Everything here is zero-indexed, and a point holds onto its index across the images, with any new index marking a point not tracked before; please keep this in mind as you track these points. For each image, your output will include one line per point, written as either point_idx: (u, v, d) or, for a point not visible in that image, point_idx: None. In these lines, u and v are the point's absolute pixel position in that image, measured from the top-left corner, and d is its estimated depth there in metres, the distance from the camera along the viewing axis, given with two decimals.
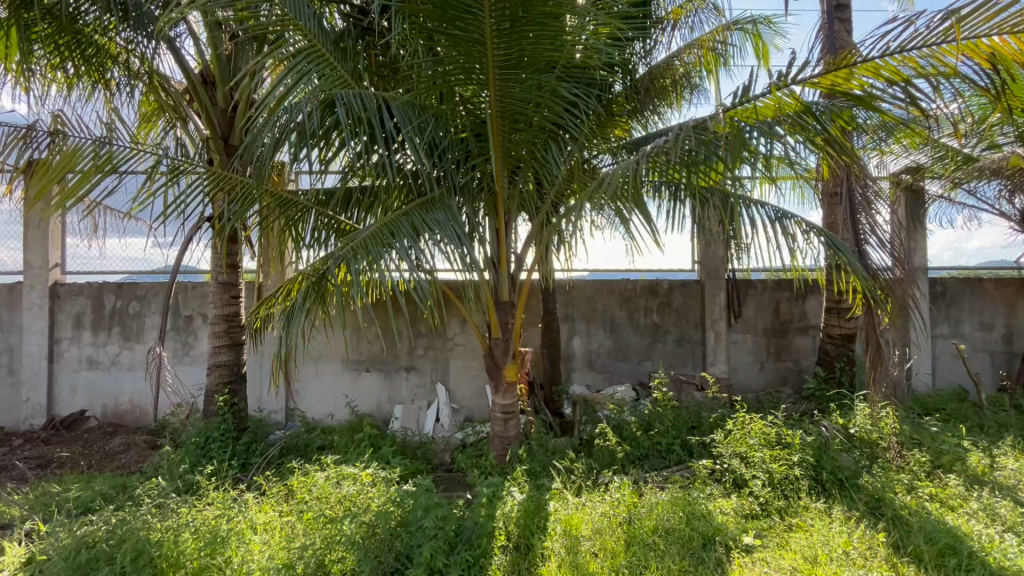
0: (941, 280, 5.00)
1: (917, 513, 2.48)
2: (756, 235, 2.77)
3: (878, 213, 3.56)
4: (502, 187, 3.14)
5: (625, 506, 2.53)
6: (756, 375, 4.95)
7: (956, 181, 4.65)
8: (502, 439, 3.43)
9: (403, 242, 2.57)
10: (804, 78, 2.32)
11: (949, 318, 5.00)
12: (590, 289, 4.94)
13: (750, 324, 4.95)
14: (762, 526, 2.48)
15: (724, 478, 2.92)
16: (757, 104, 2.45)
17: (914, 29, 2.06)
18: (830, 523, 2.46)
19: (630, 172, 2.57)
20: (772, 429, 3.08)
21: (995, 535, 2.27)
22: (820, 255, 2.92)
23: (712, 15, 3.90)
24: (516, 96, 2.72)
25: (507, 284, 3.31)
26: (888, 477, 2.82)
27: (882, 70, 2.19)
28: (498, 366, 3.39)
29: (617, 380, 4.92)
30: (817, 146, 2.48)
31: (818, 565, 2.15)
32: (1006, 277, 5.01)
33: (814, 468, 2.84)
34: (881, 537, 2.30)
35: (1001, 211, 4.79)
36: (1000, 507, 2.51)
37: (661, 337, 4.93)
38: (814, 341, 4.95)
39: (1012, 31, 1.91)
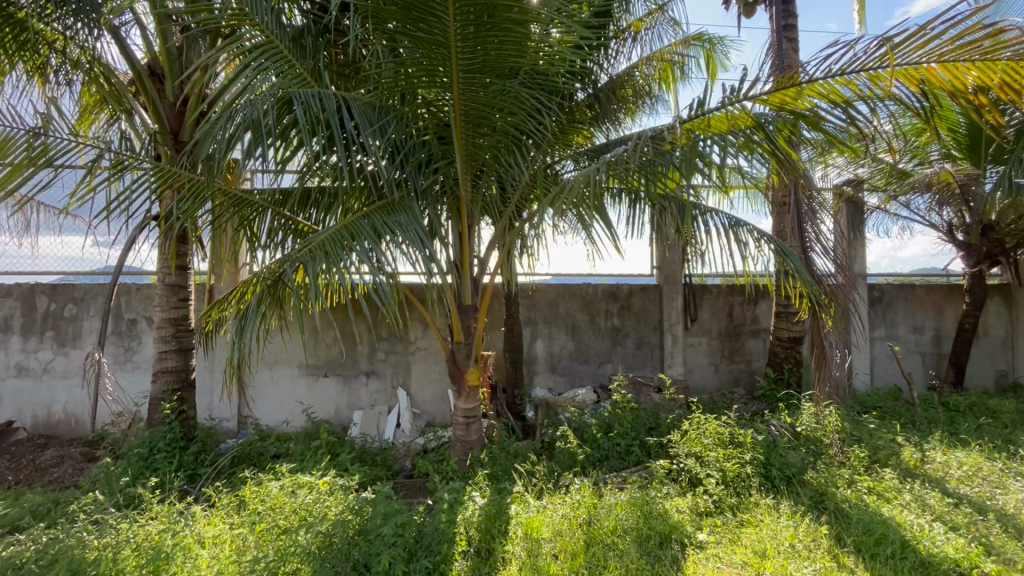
0: (880, 286, 5.34)
1: (857, 505, 2.63)
2: (711, 242, 2.91)
3: (822, 222, 3.76)
4: (465, 191, 3.14)
5: (585, 507, 2.57)
6: (712, 376, 5.12)
7: (891, 194, 4.99)
8: (465, 444, 3.42)
9: (364, 246, 2.53)
10: (755, 94, 2.45)
11: (886, 322, 5.34)
12: (553, 293, 5.00)
13: (706, 328, 5.13)
14: (715, 522, 2.56)
15: (680, 478, 3.01)
16: (711, 116, 2.58)
17: (854, 53, 2.19)
18: (778, 518, 2.57)
19: (591, 180, 2.63)
20: (725, 429, 3.21)
21: (926, 523, 2.42)
22: (769, 262, 3.08)
23: (670, 29, 4.02)
24: (480, 100, 2.73)
25: (469, 288, 3.31)
26: (832, 472, 2.97)
27: (825, 89, 2.34)
28: (461, 371, 3.37)
29: (578, 382, 4.99)
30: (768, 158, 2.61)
31: (767, 558, 2.23)
32: (935, 283, 5.41)
33: (764, 465, 2.98)
34: (825, 530, 2.42)
35: (931, 223, 5.16)
36: (930, 498, 2.68)
37: (621, 340, 5.04)
38: (765, 343, 5.17)
39: (941, 59, 2.07)
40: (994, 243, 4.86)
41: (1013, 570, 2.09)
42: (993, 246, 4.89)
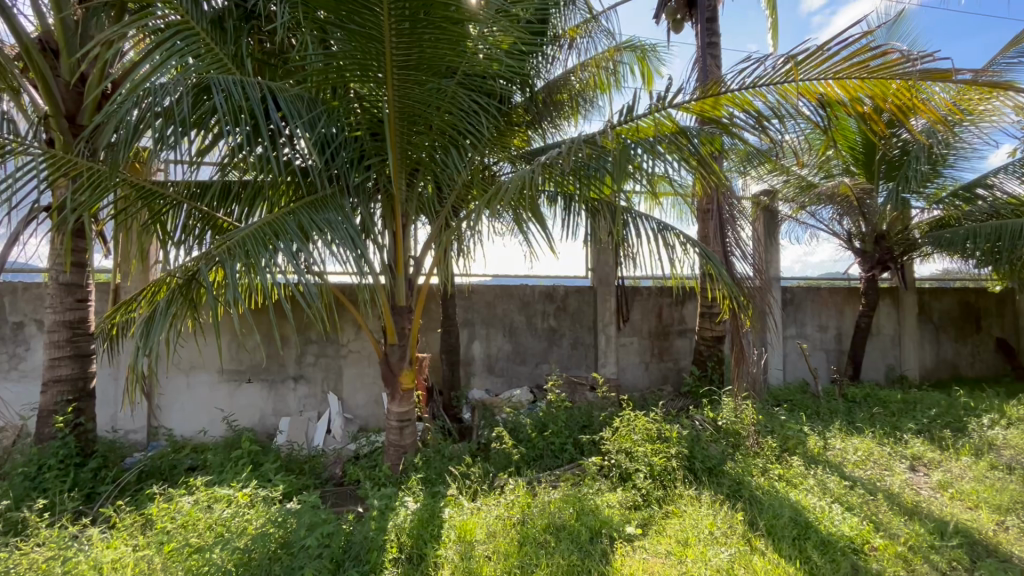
0: (792, 289, 5.81)
1: (769, 492, 2.83)
2: (641, 246, 3.05)
3: (741, 228, 4.03)
4: (400, 190, 3.08)
5: (519, 508, 2.60)
6: (642, 375, 5.33)
7: (802, 204, 5.43)
8: (398, 449, 3.33)
9: (289, 244, 2.40)
10: (679, 103, 2.59)
11: (796, 321, 5.81)
12: (490, 294, 5.00)
13: (637, 328, 5.33)
14: (643, 515, 2.66)
15: (611, 473, 3.11)
16: (639, 123, 2.70)
17: (764, 68, 2.37)
18: (700, 508, 2.71)
19: (526, 181, 2.68)
20: (654, 425, 3.36)
21: (826, 505, 2.64)
22: (694, 265, 3.27)
23: (604, 38, 4.16)
24: (415, 97, 2.67)
25: (404, 288, 3.24)
26: (748, 463, 3.18)
27: (740, 102, 2.51)
28: (395, 374, 3.29)
29: (515, 383, 5.02)
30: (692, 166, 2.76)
31: (688, 547, 2.34)
32: (838, 286, 5.98)
33: (688, 459, 3.14)
34: (740, 516, 2.57)
35: (834, 232, 5.67)
36: (830, 482, 2.93)
37: (557, 340, 5.14)
38: (691, 342, 5.46)
39: (835, 77, 2.28)
40: (884, 250, 5.39)
41: (897, 543, 2.32)
42: (884, 253, 5.38)
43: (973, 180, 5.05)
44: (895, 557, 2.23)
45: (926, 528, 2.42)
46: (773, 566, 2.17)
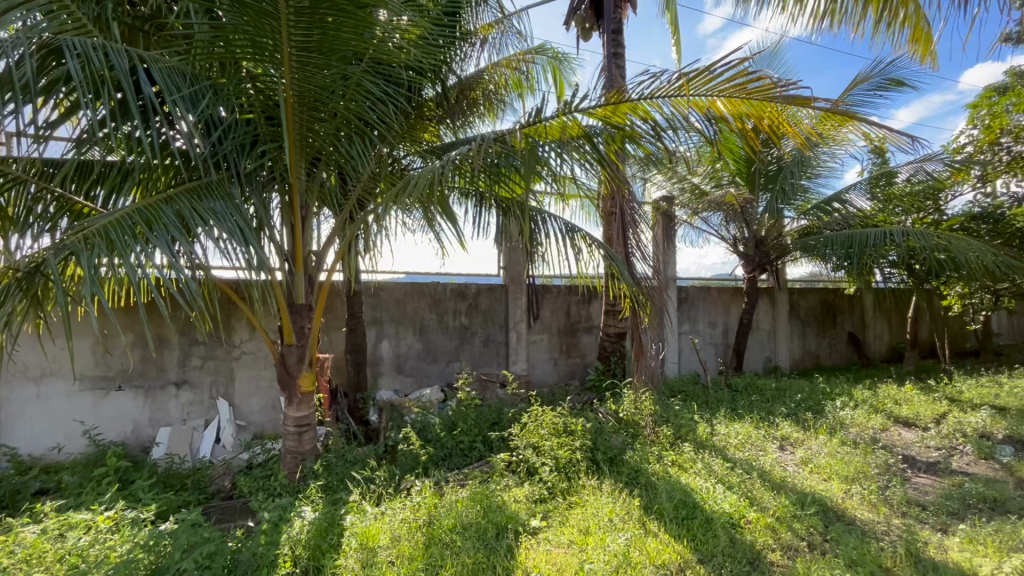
0: (686, 288, 6.29)
1: (663, 477, 3.03)
2: (551, 245, 3.20)
3: (641, 231, 4.28)
4: (298, 179, 2.89)
5: (425, 509, 2.55)
6: (551, 370, 5.49)
7: (695, 211, 5.90)
8: (296, 456, 3.13)
9: (166, 235, 2.15)
10: (584, 108, 2.69)
11: (690, 318, 6.30)
12: (400, 292, 4.87)
13: (547, 325, 5.46)
14: (548, 508, 2.73)
15: (519, 469, 3.17)
16: (547, 125, 2.77)
17: (659, 82, 2.56)
18: (601, 496, 2.82)
19: (435, 177, 2.65)
20: (560, 419, 3.49)
21: (711, 487, 2.88)
22: (600, 265, 3.42)
23: (516, 39, 4.20)
24: (316, 82, 2.52)
25: (303, 285, 3.04)
26: (645, 451, 3.39)
27: (640, 111, 2.66)
28: (292, 376, 3.08)
29: (425, 382, 4.95)
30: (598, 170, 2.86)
31: (589, 534, 2.43)
32: (725, 285, 6.58)
33: (591, 450, 3.29)
34: (637, 502, 2.72)
35: (723, 237, 6.21)
36: (715, 464, 3.21)
37: (469, 338, 5.13)
38: (596, 339, 5.71)
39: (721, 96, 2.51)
40: (763, 254, 5.96)
41: (767, 515, 2.59)
42: (762, 257, 6.02)
43: (830, 196, 5.84)
44: (766, 528, 2.48)
45: (791, 500, 2.73)
46: (664, 546, 2.31)
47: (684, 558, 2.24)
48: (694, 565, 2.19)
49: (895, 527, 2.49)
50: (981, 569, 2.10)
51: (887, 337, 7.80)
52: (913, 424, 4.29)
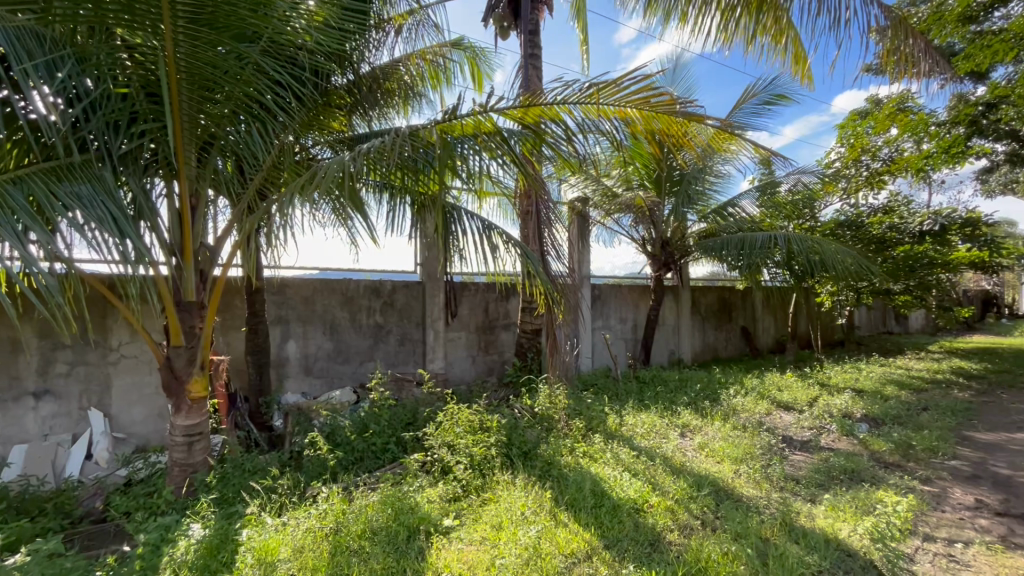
0: (600, 286, 6.56)
1: (574, 468, 3.14)
2: (467, 242, 3.22)
3: (558, 231, 4.29)
4: (186, 165, 2.62)
5: (333, 516, 2.43)
6: (469, 368, 5.47)
7: (608, 212, 6.18)
8: (185, 468, 2.85)
9: (13, 222, 1.85)
10: (501, 108, 2.71)
11: (602, 315, 6.58)
12: (308, 288, 4.61)
13: (464, 322, 5.43)
14: (461, 506, 2.72)
15: (433, 468, 3.14)
16: (461, 122, 2.75)
17: (572, 91, 2.67)
18: (514, 491, 2.85)
19: (346, 170, 2.55)
20: (476, 416, 3.51)
21: (619, 475, 3.03)
22: (517, 263, 3.46)
23: (433, 31, 4.14)
24: (205, 60, 2.29)
25: (193, 281, 2.77)
26: (558, 444, 3.49)
27: (554, 114, 2.74)
28: (180, 381, 2.78)
29: (336, 384, 4.72)
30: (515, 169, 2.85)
31: (501, 530, 2.44)
32: (635, 283, 6.97)
33: (505, 445, 3.34)
34: (548, 494, 2.78)
35: (633, 238, 6.57)
36: (622, 453, 3.39)
37: (383, 337, 4.97)
38: (514, 336, 5.78)
39: (625, 109, 2.66)
40: (668, 254, 6.39)
41: (667, 498, 2.77)
42: (668, 256, 6.43)
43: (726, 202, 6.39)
44: (666, 510, 2.65)
45: (688, 483, 2.94)
46: (573, 535, 2.39)
47: (591, 545, 2.32)
48: (600, 552, 2.28)
49: (774, 501, 2.77)
50: (841, 532, 2.39)
51: (773, 331, 8.69)
52: (792, 407, 4.81)
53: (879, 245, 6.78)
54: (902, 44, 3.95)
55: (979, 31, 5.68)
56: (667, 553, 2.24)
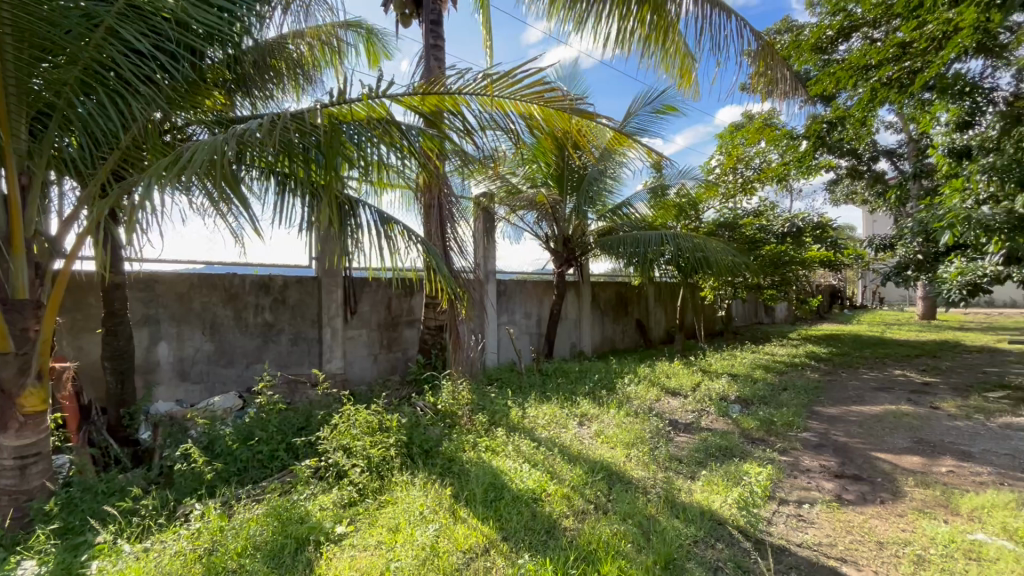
0: (505, 282, 6.63)
1: (476, 462, 3.15)
2: (360, 239, 3.02)
3: (459, 226, 4.34)
4: (15, 138, 2.21)
5: (207, 535, 2.19)
6: (370, 367, 5.24)
7: (513, 208, 6.27)
8: (17, 497, 2.41)
9: None
10: (392, 95, 2.67)
11: (507, 311, 6.65)
12: (183, 284, 4.14)
13: (365, 320, 5.19)
14: (357, 511, 2.60)
15: (327, 474, 2.97)
16: (352, 108, 2.64)
17: (466, 80, 2.68)
18: (413, 491, 2.78)
19: (218, 150, 2.31)
20: (374, 417, 3.39)
21: (518, 466, 3.09)
22: (415, 257, 3.44)
23: (324, 10, 3.83)
24: (38, 14, 1.96)
25: (26, 276, 2.36)
26: (460, 440, 3.48)
27: (452, 106, 2.71)
28: (7, 395, 2.35)
29: (217, 389, 4.29)
30: (416, 163, 2.76)
31: (398, 532, 2.37)
32: (539, 279, 7.15)
33: (406, 445, 3.26)
34: (448, 491, 2.75)
35: (537, 234, 6.75)
36: (523, 445, 3.45)
37: (274, 337, 4.61)
38: (418, 332, 5.68)
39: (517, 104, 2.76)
40: (569, 250, 6.61)
41: (564, 485, 2.88)
42: (569, 253, 6.66)
43: (623, 202, 6.64)
44: (562, 498, 2.74)
45: (583, 469, 3.08)
46: (471, 530, 2.39)
47: (489, 539, 2.33)
48: (498, 544, 2.30)
49: (659, 480, 2.99)
50: (714, 504, 2.63)
51: (664, 323, 9.41)
52: (678, 392, 5.24)
53: (751, 244, 7.60)
54: (769, 67, 4.49)
55: (828, 60, 6.61)
56: (561, 539, 2.32)
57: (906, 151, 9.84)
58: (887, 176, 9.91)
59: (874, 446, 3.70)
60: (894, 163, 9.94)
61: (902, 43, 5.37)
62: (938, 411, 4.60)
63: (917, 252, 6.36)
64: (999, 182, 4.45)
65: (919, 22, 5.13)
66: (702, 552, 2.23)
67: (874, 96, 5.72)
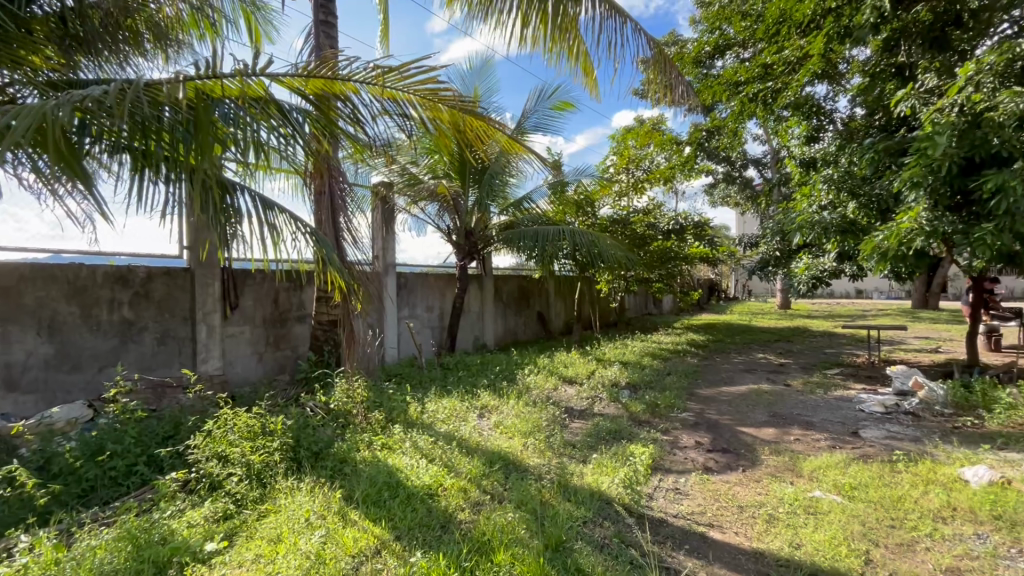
0: (406, 275, 6.44)
1: (370, 461, 3.02)
2: (243, 227, 2.71)
3: (352, 216, 4.13)
4: None
5: (37, 571, 1.86)
6: (254, 367, 4.82)
7: (414, 199, 6.11)
8: None
9: None
10: (272, 73, 2.43)
11: (408, 304, 6.46)
12: (11, 277, 3.48)
13: (248, 315, 4.76)
14: (233, 524, 2.37)
15: (198, 486, 2.67)
16: (223, 84, 2.37)
17: (355, 68, 2.56)
18: (298, 497, 2.60)
19: (48, 116, 1.92)
20: (256, 420, 3.12)
21: (415, 463, 3.02)
22: (306, 250, 3.19)
23: None
24: None
25: None
26: (354, 439, 3.32)
27: (342, 93, 2.58)
28: None
29: (59, 399, 3.68)
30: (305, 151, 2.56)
31: (280, 542, 2.20)
32: (441, 272, 7.04)
33: (292, 449, 3.04)
34: (337, 494, 2.61)
35: (439, 227, 6.65)
36: (421, 440, 3.38)
37: (134, 336, 4.05)
38: (310, 328, 5.33)
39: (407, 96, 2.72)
40: (471, 244, 6.61)
41: (460, 478, 2.87)
42: (471, 246, 6.65)
43: (524, 197, 6.75)
44: (458, 491, 2.73)
45: (481, 461, 3.09)
46: (361, 533, 2.28)
47: (381, 539, 2.25)
48: (390, 544, 2.22)
49: (553, 466, 3.09)
50: (603, 484, 2.78)
51: (563, 314, 9.78)
52: (574, 380, 5.49)
53: (642, 241, 8.15)
54: (663, 76, 4.79)
55: (706, 72, 7.26)
56: (455, 533, 2.30)
57: (769, 161, 11.16)
58: (754, 182, 11.18)
59: (739, 421, 4.16)
60: (760, 171, 11.25)
61: (766, 65, 6.04)
62: (789, 388, 5.30)
63: (776, 249, 7.25)
64: (836, 191, 5.21)
65: (778, 47, 5.82)
66: (590, 531, 2.34)
67: (743, 110, 6.37)
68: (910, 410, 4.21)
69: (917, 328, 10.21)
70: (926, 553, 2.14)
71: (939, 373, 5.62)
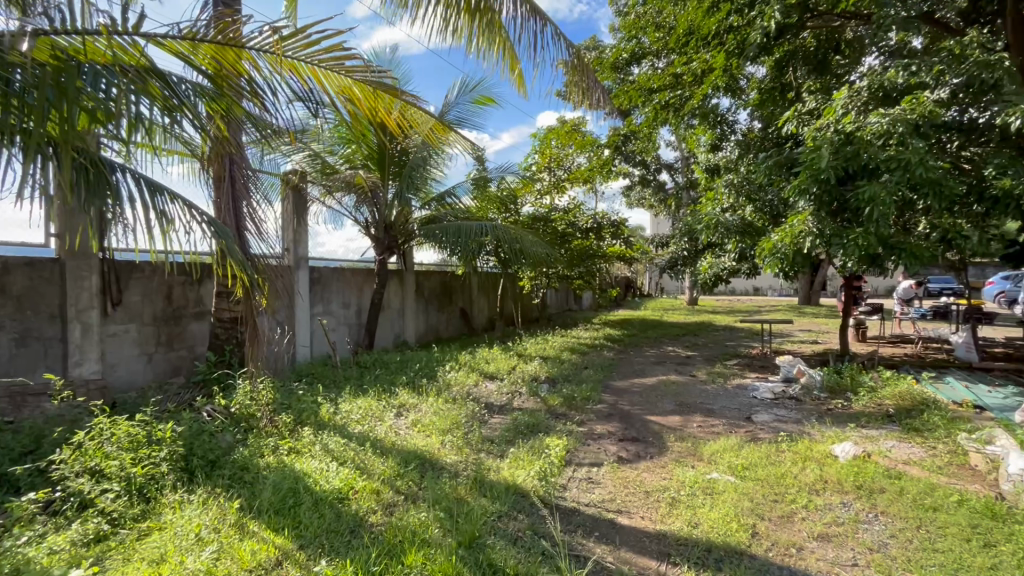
0: (320, 269, 6.10)
1: (275, 467, 2.82)
2: (125, 211, 2.37)
3: (257, 203, 3.84)
4: None
5: None
6: (142, 370, 4.34)
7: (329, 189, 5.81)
8: None
9: None
10: (149, 34, 2.17)
11: (322, 300, 6.13)
12: None
13: (133, 312, 4.27)
14: (106, 547, 2.10)
15: (65, 507, 2.34)
16: (92, 44, 2.11)
17: (251, 32, 2.37)
18: (187, 511, 2.36)
19: None
20: (139, 428, 2.80)
21: (325, 466, 2.86)
22: (201, 239, 2.89)
23: None
24: None
25: None
26: (256, 444, 3.09)
27: (237, 63, 2.37)
28: None
29: None
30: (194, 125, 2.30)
31: (163, 563, 1.98)
32: (358, 267, 6.76)
33: (183, 458, 2.77)
34: (234, 504, 2.40)
35: (355, 220, 6.38)
36: (332, 443, 3.22)
37: None
38: (210, 326, 4.88)
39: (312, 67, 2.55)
40: (391, 238, 6.40)
41: (373, 480, 2.76)
42: (391, 240, 6.43)
43: (446, 191, 6.65)
44: (370, 493, 2.63)
45: (396, 461, 3.00)
46: (261, 544, 2.12)
47: (282, 550, 2.11)
48: (292, 554, 2.09)
49: (470, 462, 3.07)
50: (519, 478, 2.80)
51: (487, 311, 9.79)
52: (495, 376, 5.51)
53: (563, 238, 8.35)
54: (581, 78, 4.93)
55: (623, 78, 7.57)
56: (365, 537, 2.21)
57: (679, 166, 11.89)
58: (666, 185, 11.88)
59: (648, 411, 4.40)
60: (671, 175, 11.97)
61: (677, 74, 6.41)
62: (694, 378, 5.70)
63: (684, 249, 7.75)
64: (735, 196, 5.66)
65: (686, 58, 6.19)
66: (504, 525, 2.35)
67: (656, 116, 6.74)
68: (795, 396, 4.69)
69: (802, 322, 11.41)
70: (802, 523, 2.38)
71: (818, 361, 6.31)
